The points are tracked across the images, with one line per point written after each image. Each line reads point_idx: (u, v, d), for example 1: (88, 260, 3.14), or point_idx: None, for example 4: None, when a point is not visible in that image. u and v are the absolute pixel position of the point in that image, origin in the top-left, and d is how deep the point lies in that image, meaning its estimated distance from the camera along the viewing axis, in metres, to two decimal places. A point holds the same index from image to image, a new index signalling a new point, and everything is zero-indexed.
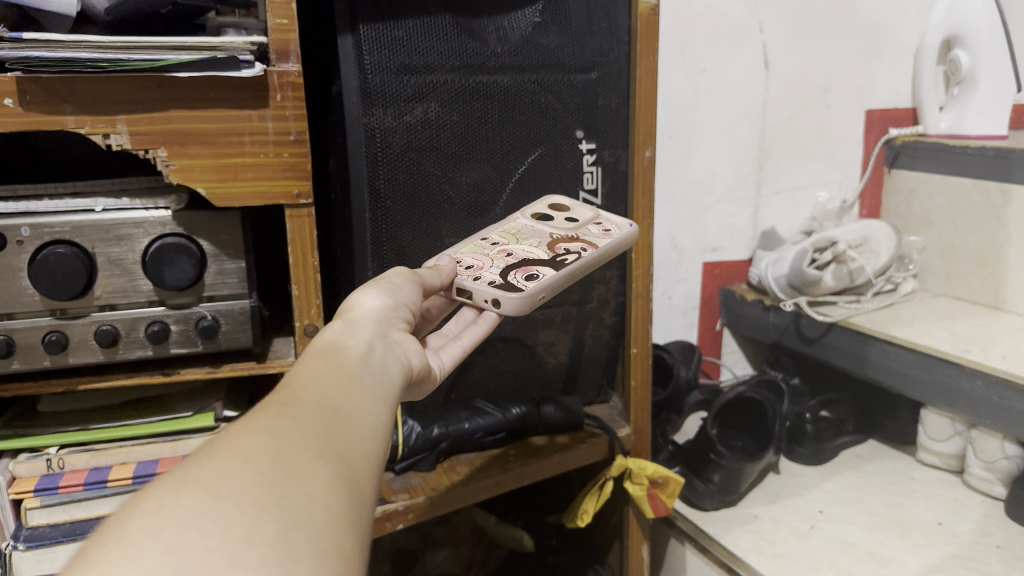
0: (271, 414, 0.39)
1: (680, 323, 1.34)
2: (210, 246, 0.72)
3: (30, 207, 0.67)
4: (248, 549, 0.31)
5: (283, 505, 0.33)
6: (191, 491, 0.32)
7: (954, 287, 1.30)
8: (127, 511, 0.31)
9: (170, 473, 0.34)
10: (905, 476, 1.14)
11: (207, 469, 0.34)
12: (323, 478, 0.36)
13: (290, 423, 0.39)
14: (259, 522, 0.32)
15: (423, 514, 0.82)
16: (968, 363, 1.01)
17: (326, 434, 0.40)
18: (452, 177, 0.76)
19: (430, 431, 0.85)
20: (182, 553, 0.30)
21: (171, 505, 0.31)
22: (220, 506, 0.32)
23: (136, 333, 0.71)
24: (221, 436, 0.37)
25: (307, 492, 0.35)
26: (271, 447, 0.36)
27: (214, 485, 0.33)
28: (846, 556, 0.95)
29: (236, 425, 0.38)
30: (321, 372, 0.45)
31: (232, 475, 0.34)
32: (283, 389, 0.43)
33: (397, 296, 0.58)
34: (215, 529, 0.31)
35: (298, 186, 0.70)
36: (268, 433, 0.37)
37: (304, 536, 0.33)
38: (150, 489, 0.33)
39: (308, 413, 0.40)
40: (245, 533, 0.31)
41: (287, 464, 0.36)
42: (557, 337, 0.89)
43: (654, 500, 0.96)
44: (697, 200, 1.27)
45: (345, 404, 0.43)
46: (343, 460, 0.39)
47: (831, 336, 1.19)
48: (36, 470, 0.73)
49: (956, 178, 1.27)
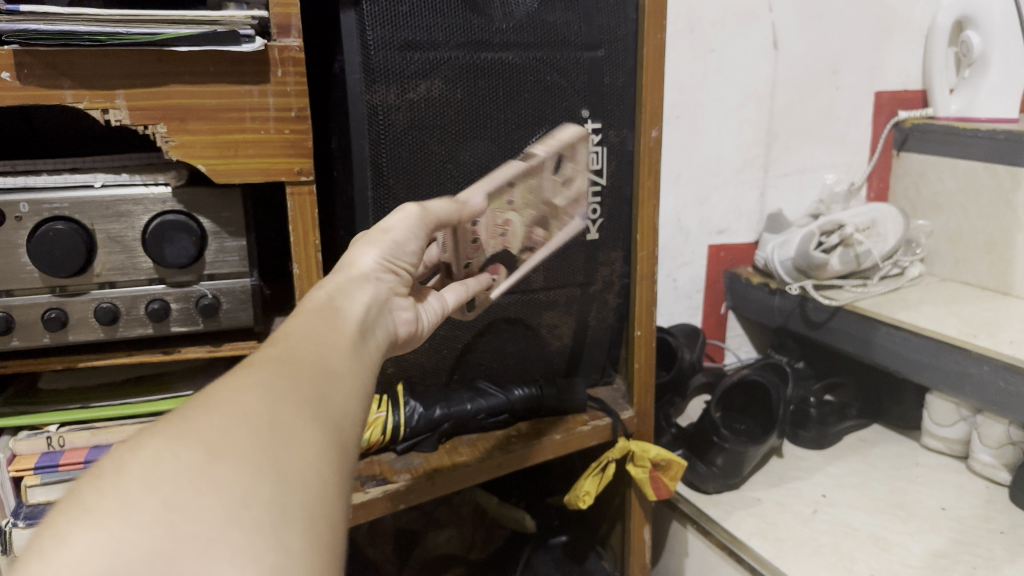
0: (268, 369, 0.39)
1: (684, 306, 1.33)
2: (210, 224, 0.71)
3: (29, 182, 0.67)
4: (243, 512, 0.31)
5: (278, 468, 0.33)
6: (189, 446, 0.32)
7: (961, 271, 1.29)
8: (125, 459, 0.31)
9: (167, 423, 0.34)
10: (909, 461, 1.14)
11: (204, 425, 0.33)
12: (318, 442, 0.36)
13: (287, 382, 0.38)
14: (254, 485, 0.32)
15: (424, 494, 0.81)
16: (974, 348, 1.00)
17: (320, 396, 0.39)
18: (456, 156, 0.75)
19: (432, 411, 0.84)
20: (178, 511, 0.30)
21: (167, 460, 0.31)
22: (216, 465, 0.32)
23: (136, 311, 0.71)
24: (219, 388, 0.36)
25: (302, 456, 0.35)
26: (268, 405, 0.36)
27: (211, 442, 0.33)
28: (849, 540, 0.95)
29: (233, 378, 0.38)
30: (316, 329, 0.44)
31: (229, 433, 0.33)
32: (276, 342, 0.42)
33: (393, 249, 0.58)
34: (211, 488, 0.31)
35: (299, 164, 0.69)
36: (266, 391, 0.37)
37: (298, 502, 0.33)
38: (147, 438, 0.33)
39: (303, 373, 0.40)
40: (240, 495, 0.31)
41: (283, 425, 0.35)
42: (560, 319, 0.88)
43: (656, 483, 0.95)
44: (703, 181, 1.26)
45: (338, 368, 0.43)
46: (336, 426, 0.38)
47: (836, 320, 1.18)
48: (36, 447, 0.73)
49: (965, 162, 1.25)
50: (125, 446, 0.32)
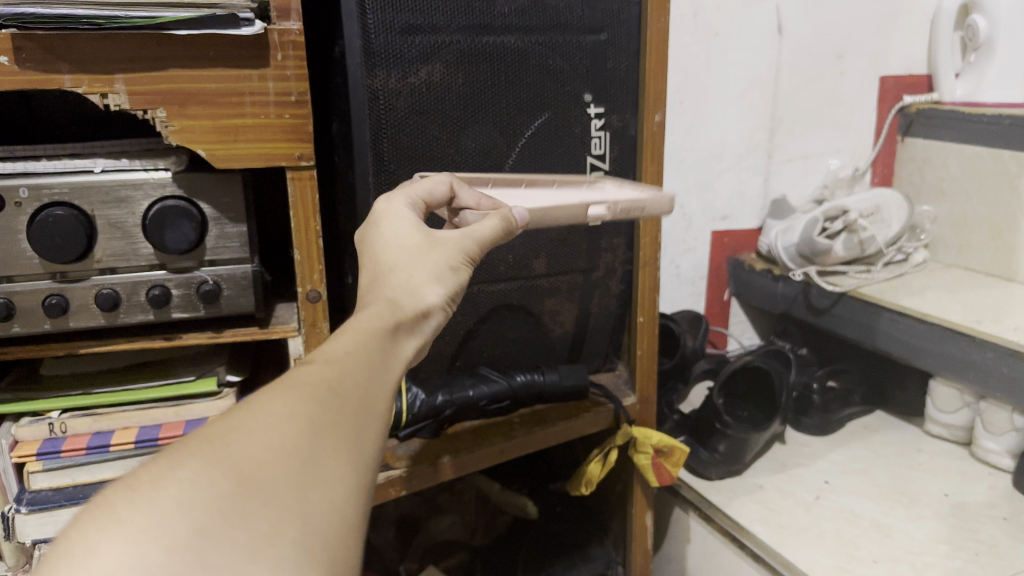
0: (315, 388, 0.38)
1: (687, 293, 1.33)
2: (211, 209, 0.70)
3: (29, 167, 0.66)
4: (266, 553, 0.31)
5: (307, 506, 0.33)
6: (225, 471, 0.32)
7: (966, 258, 1.28)
8: (162, 472, 0.31)
9: (210, 436, 0.34)
10: (913, 448, 1.13)
11: (243, 448, 0.33)
12: (351, 478, 0.36)
13: (332, 407, 0.38)
14: (281, 525, 0.32)
15: (427, 481, 0.82)
16: (978, 335, 0.99)
17: (361, 429, 0.38)
18: (458, 141, 0.75)
19: (434, 398, 0.83)
20: (206, 544, 0.30)
21: (203, 484, 0.31)
22: (248, 497, 0.32)
23: (137, 297, 0.71)
24: (263, 406, 0.36)
25: (331, 498, 0.34)
26: (308, 436, 0.36)
27: (248, 469, 0.33)
28: (851, 527, 0.95)
29: (279, 395, 0.37)
30: (369, 352, 0.43)
31: (267, 464, 0.33)
32: (327, 360, 0.41)
33: (455, 288, 0.52)
34: (239, 522, 0.31)
35: (299, 149, 0.68)
36: (309, 418, 0.36)
37: (321, 544, 0.33)
38: (187, 452, 0.32)
39: (349, 401, 0.39)
40: (266, 534, 0.31)
41: (319, 461, 0.35)
42: (562, 306, 0.88)
43: (658, 468, 0.95)
44: (706, 167, 1.25)
45: (383, 400, 0.41)
46: (369, 464, 0.38)
47: (840, 307, 1.18)
48: (38, 434, 0.73)
49: (970, 147, 1.24)
50: (166, 455, 0.32)
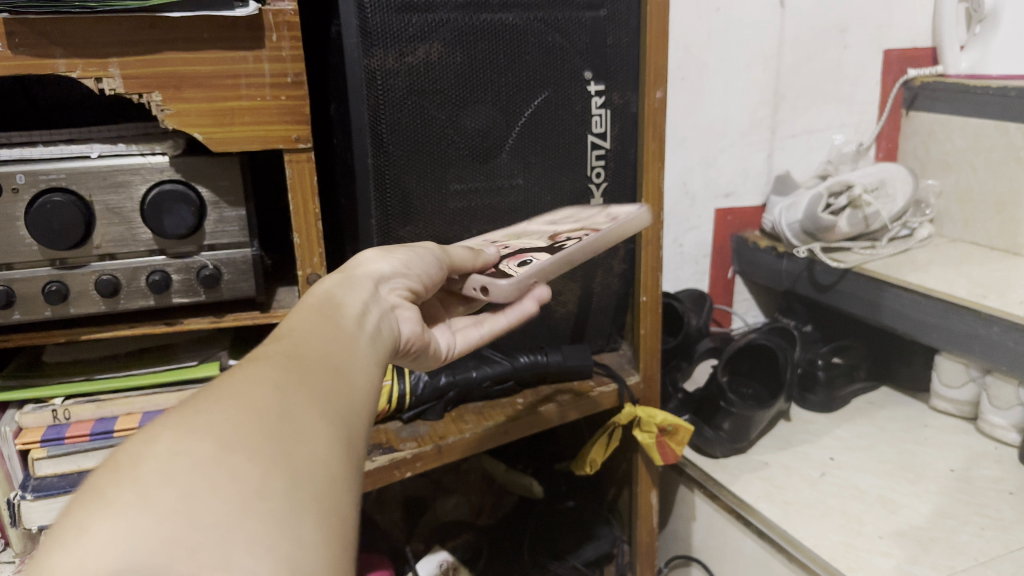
0: (276, 364, 0.38)
1: (691, 271, 1.32)
2: (209, 193, 0.70)
3: (25, 154, 0.66)
4: (258, 503, 0.30)
5: (290, 461, 0.33)
6: (202, 438, 0.31)
7: (971, 232, 1.27)
8: (140, 451, 0.31)
9: (181, 413, 0.33)
10: (918, 423, 1.13)
11: (216, 417, 0.33)
12: (328, 437, 0.36)
13: (296, 377, 0.38)
14: (269, 478, 0.31)
15: (431, 462, 0.82)
16: (984, 309, 0.99)
17: (329, 396, 0.38)
18: (457, 122, 0.74)
19: (438, 379, 0.85)
20: (196, 503, 0.29)
21: (183, 452, 0.31)
22: (230, 458, 0.31)
23: (137, 282, 0.70)
24: (230, 382, 0.36)
25: (313, 450, 0.34)
26: (277, 400, 0.35)
27: (224, 434, 0.32)
28: (857, 502, 0.95)
29: (243, 372, 0.37)
30: (321, 329, 0.44)
31: (242, 427, 0.33)
32: (281, 339, 0.42)
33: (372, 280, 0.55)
34: (227, 477, 0.30)
35: (296, 131, 0.68)
36: (276, 385, 0.36)
37: (311, 494, 0.32)
38: (160, 429, 0.32)
39: (311, 370, 0.39)
40: (256, 486, 0.31)
41: (292, 420, 0.35)
42: (565, 286, 0.88)
43: (663, 448, 0.96)
44: (708, 144, 1.24)
45: (344, 367, 0.42)
46: (344, 421, 0.38)
47: (845, 283, 1.17)
48: (42, 420, 0.73)
49: (975, 120, 1.23)
50: (139, 439, 0.32)
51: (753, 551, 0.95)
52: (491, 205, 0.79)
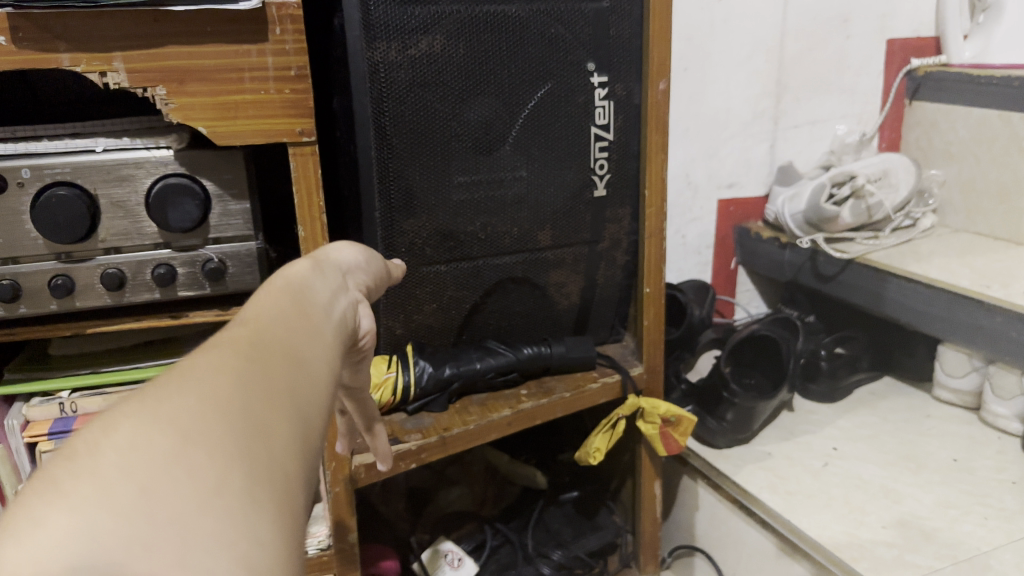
0: (242, 348, 0.35)
1: (694, 262, 1.32)
2: (213, 186, 0.70)
3: (30, 148, 0.66)
4: (216, 502, 0.28)
5: (253, 457, 0.30)
6: (163, 429, 0.29)
7: (974, 222, 1.27)
8: (97, 438, 0.28)
9: (142, 398, 0.30)
10: (921, 414, 1.13)
11: (181, 405, 0.30)
12: (290, 432, 0.33)
13: (263, 364, 0.35)
14: (230, 475, 0.29)
15: (435, 453, 0.82)
16: (988, 300, 0.99)
17: (295, 385, 0.36)
18: (460, 114, 0.74)
19: (441, 371, 0.84)
20: (153, 500, 0.26)
21: (141, 442, 0.28)
22: (192, 452, 0.29)
23: (142, 276, 0.71)
24: (194, 366, 0.33)
25: (272, 447, 0.32)
26: (242, 390, 0.33)
27: (188, 425, 0.29)
28: (860, 493, 0.95)
29: (207, 356, 0.34)
30: (288, 310, 0.41)
31: (204, 418, 0.30)
32: (248, 317, 0.39)
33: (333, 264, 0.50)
34: (188, 472, 0.28)
35: (300, 124, 0.68)
36: (240, 369, 0.34)
37: (271, 495, 0.30)
38: (119, 415, 0.29)
39: (278, 353, 0.37)
40: (218, 484, 0.28)
41: (257, 413, 0.32)
42: (568, 278, 0.88)
43: (666, 438, 0.96)
44: (712, 135, 1.24)
45: (313, 353, 0.39)
46: (308, 415, 0.35)
47: (847, 273, 1.18)
48: (49, 413, 0.74)
49: (979, 110, 1.23)
50: (95, 422, 0.29)
51: (756, 541, 0.95)
52: (493, 196, 0.79)
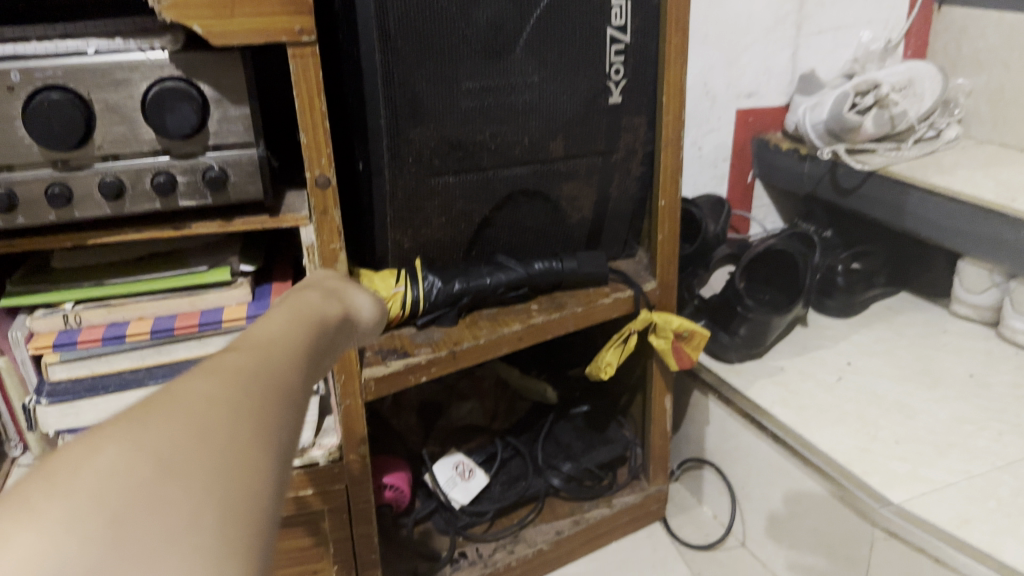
0: (246, 359, 0.33)
1: (709, 176, 1.28)
2: (211, 90, 0.67)
3: (19, 50, 0.63)
4: (197, 533, 0.26)
5: (245, 480, 0.28)
6: (149, 447, 0.27)
7: (1001, 133, 1.23)
8: (77, 457, 0.26)
9: (134, 412, 0.28)
10: (937, 329, 1.12)
11: (171, 417, 0.28)
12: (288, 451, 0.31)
13: (265, 375, 0.33)
14: (215, 499, 0.27)
15: (445, 367, 0.81)
16: (1012, 212, 0.96)
17: (295, 400, 0.33)
18: (469, 15, 0.70)
19: (451, 286, 0.83)
20: (127, 527, 0.24)
21: (124, 461, 0.26)
22: (178, 471, 0.26)
23: (142, 185, 0.68)
24: (190, 376, 0.31)
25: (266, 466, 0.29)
26: (240, 402, 0.30)
27: (174, 441, 0.27)
28: (873, 407, 0.94)
29: (207, 365, 0.32)
30: (297, 323, 0.39)
31: (193, 433, 0.28)
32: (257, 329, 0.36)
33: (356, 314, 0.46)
34: (170, 497, 0.26)
35: (298, 22, 0.64)
36: (240, 379, 0.31)
37: (258, 522, 0.28)
38: (104, 430, 0.27)
39: (281, 363, 0.34)
40: (199, 508, 0.26)
41: (252, 426, 0.30)
42: (580, 190, 0.86)
43: (679, 353, 0.94)
44: (732, 42, 1.19)
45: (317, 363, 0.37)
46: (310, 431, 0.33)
47: (867, 186, 1.14)
48: (53, 326, 0.73)
49: (1013, 14, 1.17)
50: (80, 438, 0.27)
51: (765, 455, 0.94)
52: (504, 104, 0.76)
